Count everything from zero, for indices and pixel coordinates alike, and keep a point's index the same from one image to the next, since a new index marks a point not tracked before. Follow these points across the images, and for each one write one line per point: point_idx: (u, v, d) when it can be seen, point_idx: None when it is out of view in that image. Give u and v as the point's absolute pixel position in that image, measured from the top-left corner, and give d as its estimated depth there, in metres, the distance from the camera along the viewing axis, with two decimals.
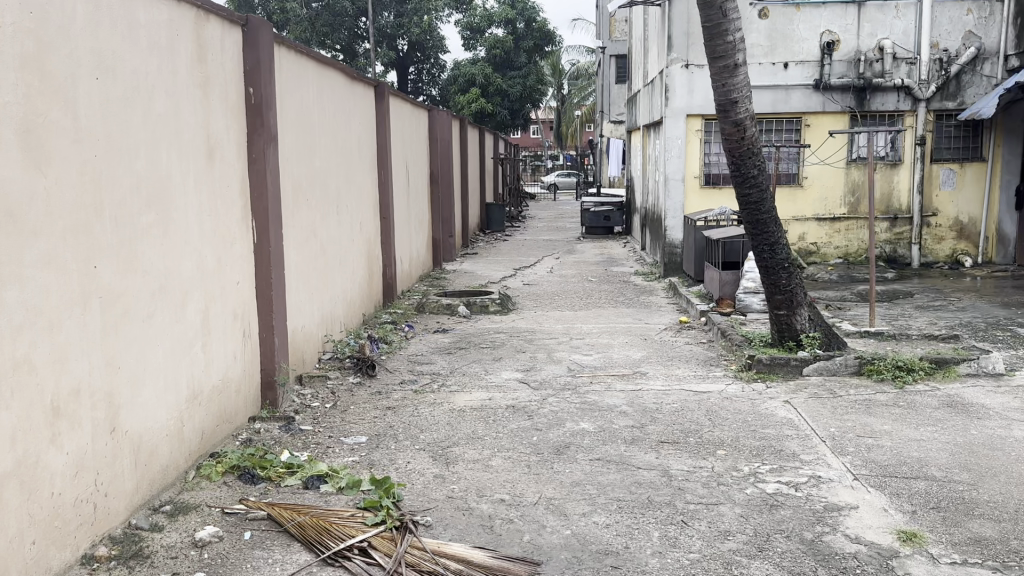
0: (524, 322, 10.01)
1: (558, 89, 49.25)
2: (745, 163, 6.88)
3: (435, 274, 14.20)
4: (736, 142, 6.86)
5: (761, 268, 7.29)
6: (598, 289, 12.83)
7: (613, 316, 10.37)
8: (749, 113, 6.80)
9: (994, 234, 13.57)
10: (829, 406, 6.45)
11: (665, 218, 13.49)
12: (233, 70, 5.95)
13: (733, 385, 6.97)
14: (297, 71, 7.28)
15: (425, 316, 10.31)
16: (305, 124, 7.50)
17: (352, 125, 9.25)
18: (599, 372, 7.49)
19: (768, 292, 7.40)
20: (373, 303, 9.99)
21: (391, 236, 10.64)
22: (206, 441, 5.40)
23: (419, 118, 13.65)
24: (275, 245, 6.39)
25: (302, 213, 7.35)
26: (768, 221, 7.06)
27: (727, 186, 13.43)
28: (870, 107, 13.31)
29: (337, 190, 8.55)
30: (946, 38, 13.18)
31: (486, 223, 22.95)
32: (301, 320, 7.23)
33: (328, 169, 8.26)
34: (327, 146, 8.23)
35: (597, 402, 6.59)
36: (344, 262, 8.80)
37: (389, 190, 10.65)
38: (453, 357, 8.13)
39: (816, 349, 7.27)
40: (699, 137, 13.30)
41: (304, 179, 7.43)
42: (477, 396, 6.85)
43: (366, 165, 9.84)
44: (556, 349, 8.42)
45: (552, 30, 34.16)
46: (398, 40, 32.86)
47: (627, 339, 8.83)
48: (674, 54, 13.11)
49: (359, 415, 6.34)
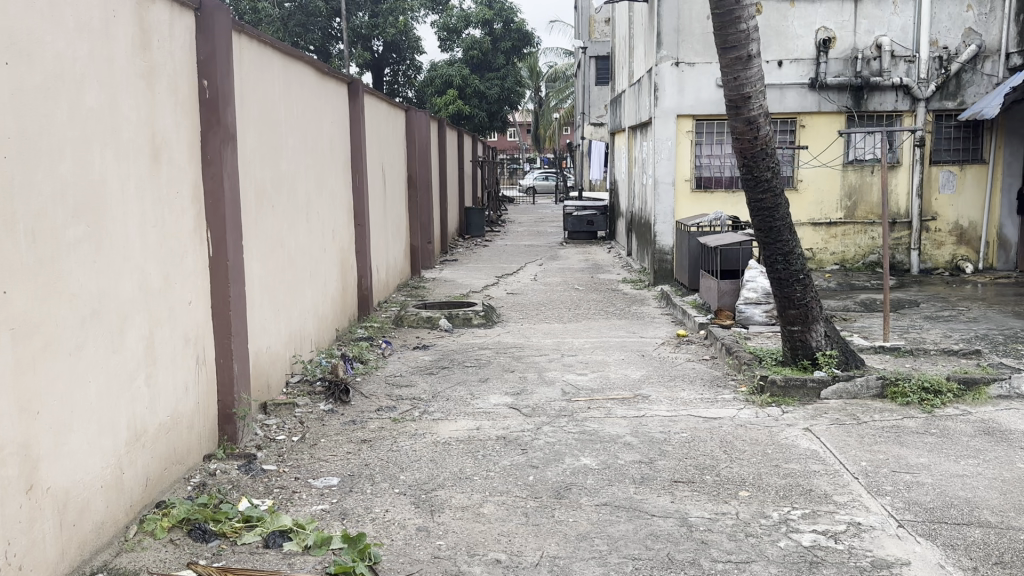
0: (510, 336, 9.30)
1: (536, 92, 48.59)
2: (759, 164, 6.27)
3: (413, 282, 13.47)
4: (749, 142, 6.23)
5: (773, 280, 6.66)
6: (586, 298, 12.16)
7: (605, 329, 9.70)
8: (763, 110, 6.18)
9: (995, 239, 13.07)
10: (854, 435, 5.83)
11: (655, 223, 12.84)
12: (185, 59, 5.20)
13: (745, 410, 6.33)
14: (260, 63, 6.53)
15: (404, 330, 9.58)
16: (269, 121, 6.76)
17: (324, 125, 8.51)
18: (596, 395, 6.81)
19: (781, 306, 6.78)
20: (347, 317, 9.25)
21: (368, 243, 9.91)
22: (151, 488, 4.65)
23: (396, 118, 12.94)
24: (234, 258, 5.65)
25: (267, 221, 6.61)
26: (783, 228, 6.44)
27: (719, 189, 12.83)
28: (867, 107, 12.79)
29: (307, 195, 7.82)
30: (945, 35, 12.69)
31: (466, 227, 22.24)
32: (265, 340, 6.48)
33: (297, 172, 7.53)
34: (295, 147, 7.49)
35: (599, 431, 5.90)
36: (315, 274, 8.06)
37: (365, 194, 9.92)
38: (435, 378, 7.40)
39: (834, 368, 6.66)
40: (690, 138, 12.65)
41: (269, 183, 6.69)
42: (464, 425, 6.13)
43: (340, 168, 9.11)
44: (548, 368, 7.72)
45: (530, 31, 33.54)
46: (373, 41, 32.10)
47: (623, 356, 8.17)
48: (664, 52, 12.47)
49: (330, 451, 5.61)
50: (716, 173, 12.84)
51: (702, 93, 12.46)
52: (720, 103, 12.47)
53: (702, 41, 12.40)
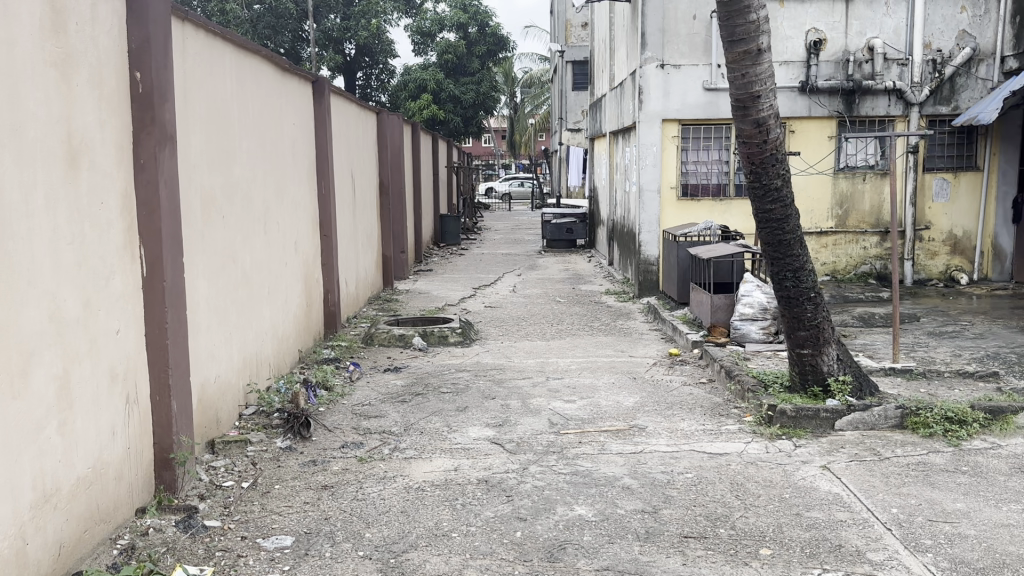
0: (489, 356, 8.57)
1: (511, 98, 47.96)
2: (767, 171, 5.64)
3: (385, 295, 12.71)
4: (756, 147, 5.61)
5: (781, 298, 6.03)
6: (569, 312, 11.48)
7: (591, 347, 9.03)
8: (773, 111, 5.56)
9: (990, 249, 12.60)
10: (878, 474, 5.21)
11: (640, 232, 12.22)
12: (112, 48, 4.46)
13: (754, 444, 5.69)
14: (205, 55, 5.79)
15: (374, 349, 8.84)
16: (218, 121, 6.02)
17: (286, 127, 7.79)
18: (587, 427, 6.12)
19: (789, 327, 6.13)
20: (312, 336, 8.52)
21: (335, 256, 9.17)
22: (65, 557, 3.90)
23: (366, 120, 12.22)
24: (174, 278, 4.90)
25: (215, 234, 5.87)
26: (793, 242, 5.82)
27: (706, 198, 12.19)
28: (860, 111, 12.26)
29: (266, 205, 7.10)
30: (938, 37, 12.21)
31: (441, 235, 21.48)
32: (210, 368, 5.73)
33: (254, 179, 6.81)
34: (250, 150, 6.76)
35: (593, 472, 5.21)
36: (275, 291, 7.33)
37: (332, 202, 9.18)
38: (407, 407, 6.65)
39: (847, 396, 6.04)
40: (676, 144, 12.03)
41: (218, 191, 5.95)
42: (441, 464, 5.40)
43: (304, 175, 8.38)
44: (532, 394, 7.01)
45: (505, 36, 32.86)
46: (345, 44, 31.21)
47: (613, 380, 7.48)
48: (648, 53, 11.79)
49: (286, 501, 4.89)
50: (703, 181, 12.22)
51: (688, 96, 11.86)
52: (707, 107, 11.88)
53: (688, 42, 11.75)
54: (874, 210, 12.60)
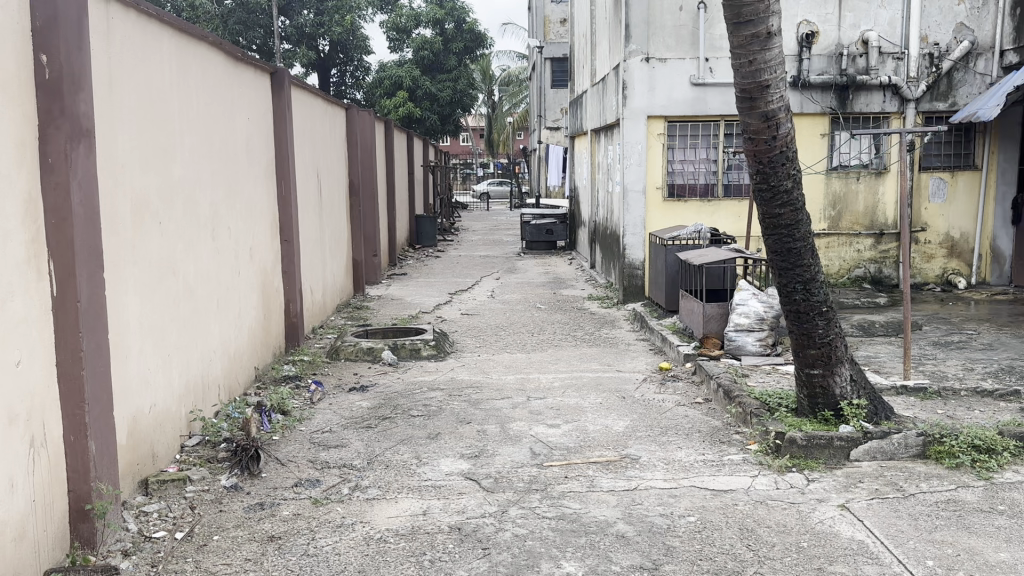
0: (465, 372, 7.87)
1: (488, 96, 47.31)
2: (776, 171, 5.02)
3: (355, 302, 11.97)
4: (764, 143, 4.98)
5: (790, 313, 5.41)
6: (551, 320, 10.81)
7: (575, 360, 8.36)
8: (783, 103, 4.93)
9: (988, 252, 12.12)
10: (905, 515, 4.59)
11: (623, 235, 11.58)
12: (9, 25, 3.71)
13: (761, 479, 5.06)
14: (136, 38, 5.04)
15: (340, 364, 8.13)
16: (153, 114, 5.27)
17: (238, 122, 7.06)
18: (573, 457, 5.45)
19: (798, 345, 5.51)
20: (271, 351, 7.80)
21: (297, 263, 8.45)
22: None
23: (334, 116, 11.48)
24: (92, 297, 4.16)
25: (147, 242, 5.13)
26: (803, 250, 5.19)
27: (694, 198, 11.57)
28: (853, 108, 11.72)
29: (215, 209, 6.38)
30: (935, 31, 11.72)
31: (417, 236, 20.72)
32: (143, 396, 5.02)
33: (200, 180, 6.09)
34: (195, 147, 6.01)
35: (581, 517, 4.54)
36: (226, 305, 6.61)
37: (293, 204, 8.44)
38: (372, 435, 5.94)
39: (862, 422, 5.45)
40: (662, 142, 11.37)
41: (152, 193, 5.23)
42: (408, 507, 4.70)
43: (260, 175, 7.64)
44: (512, 418, 6.31)
45: (483, 32, 32.15)
46: (319, 40, 30.29)
47: (600, 400, 6.80)
48: (633, 46, 11.11)
49: (224, 558, 4.18)
50: (690, 181, 11.59)
51: (675, 91, 11.21)
52: (694, 103, 11.22)
53: (674, 35, 11.12)
54: (868, 210, 12.07)
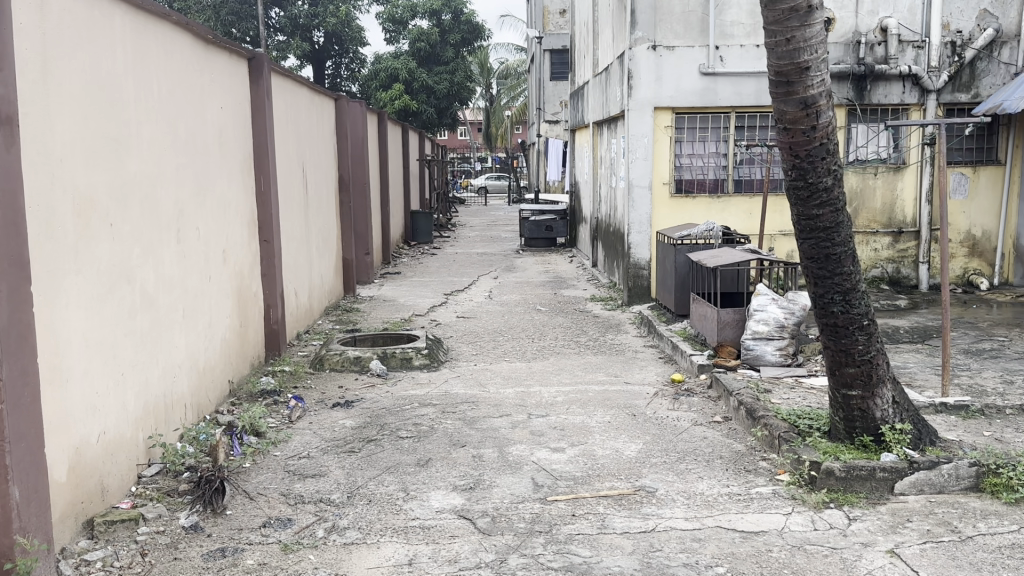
0: (459, 385, 7.22)
1: (486, 89, 46.61)
2: (814, 166, 4.42)
3: (344, 305, 11.31)
4: (801, 134, 4.37)
5: (825, 327, 4.79)
6: (552, 324, 10.17)
7: (580, 371, 7.72)
8: (824, 89, 4.32)
9: (1012, 251, 11.48)
10: (965, 563, 3.96)
11: (628, 233, 10.91)
12: None
13: (796, 517, 4.44)
14: (78, 13, 4.38)
15: (325, 375, 7.48)
16: (102, 100, 4.62)
17: (210, 110, 6.42)
18: (580, 487, 4.84)
19: (834, 362, 4.89)
20: (248, 362, 7.17)
21: (278, 264, 7.81)
22: None
23: (321, 108, 10.81)
24: (12, 314, 3.51)
25: (95, 247, 4.49)
26: (843, 256, 4.58)
27: (703, 194, 10.92)
28: (871, 99, 11.09)
29: (180, 207, 5.74)
30: (957, 18, 11.07)
31: (412, 233, 20.06)
32: (90, 423, 4.39)
33: (162, 174, 5.44)
34: (156, 139, 5.35)
35: (592, 569, 3.90)
36: (195, 313, 5.98)
37: (274, 201, 7.79)
38: (354, 462, 5.30)
39: (906, 450, 4.84)
40: (669, 134, 10.72)
41: (102, 191, 4.59)
42: (391, 555, 4.07)
43: (236, 170, 6.99)
44: (511, 440, 5.67)
45: (480, 23, 31.45)
46: (314, 31, 29.47)
47: (609, 418, 6.17)
48: (639, 33, 10.43)
49: None
50: (699, 175, 10.92)
51: (683, 81, 10.54)
52: (703, 94, 10.56)
53: (682, 21, 10.45)
54: (885, 208, 11.44)
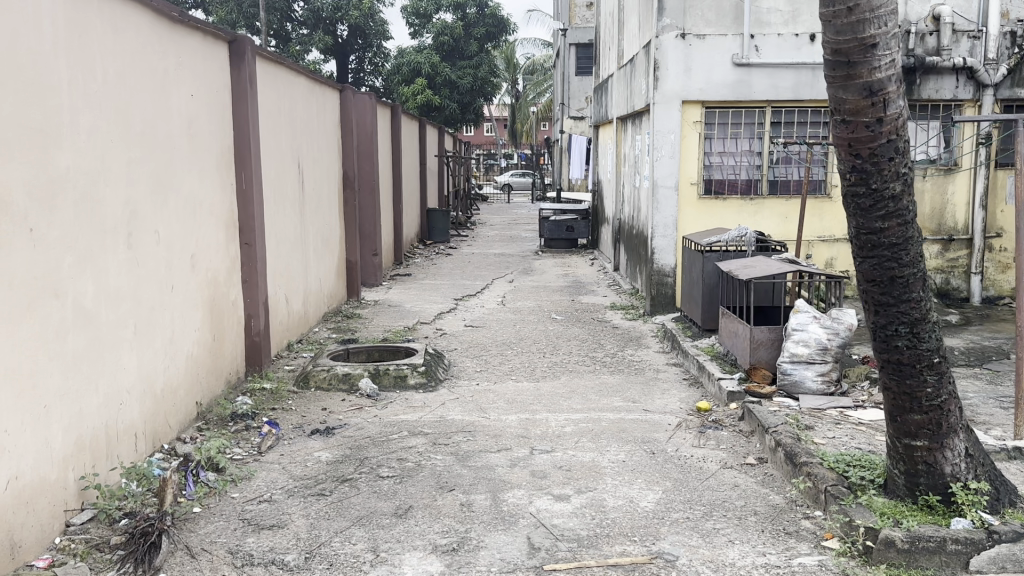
0: (457, 409, 6.41)
1: (512, 85, 45.76)
2: (880, 169, 3.57)
3: (346, 311, 10.57)
4: (864, 129, 3.52)
5: (885, 365, 3.94)
6: (568, 336, 9.35)
7: (595, 394, 6.89)
8: (893, 74, 3.47)
9: None
10: None
11: (652, 237, 10.06)
12: None
13: None
14: None
15: (311, 395, 6.73)
16: (21, 77, 3.87)
17: (177, 97, 5.67)
18: (585, 551, 4.02)
19: (894, 407, 4.04)
20: (222, 379, 6.43)
21: (260, 270, 7.08)
22: None
23: (323, 99, 10.07)
24: None
25: (7, 255, 3.75)
26: (911, 280, 3.73)
27: (734, 196, 10.03)
28: (920, 95, 10.14)
29: (133, 206, 5.01)
30: (1018, 6, 10.07)
31: (428, 232, 19.31)
32: None
33: (108, 170, 4.70)
34: (101, 126, 4.62)
35: None
36: (151, 328, 5.24)
37: (257, 198, 7.06)
38: (321, 509, 4.53)
39: (982, 514, 3.98)
40: (698, 131, 9.83)
41: (20, 189, 3.86)
42: None
43: (210, 164, 6.25)
44: (508, 484, 4.85)
45: (506, 17, 30.66)
46: (337, 25, 28.82)
47: (624, 456, 5.34)
48: (666, 20, 9.57)
49: None
50: (730, 175, 10.04)
51: (714, 73, 9.64)
52: (736, 87, 9.66)
53: (715, 7, 9.56)
54: (934, 214, 10.49)
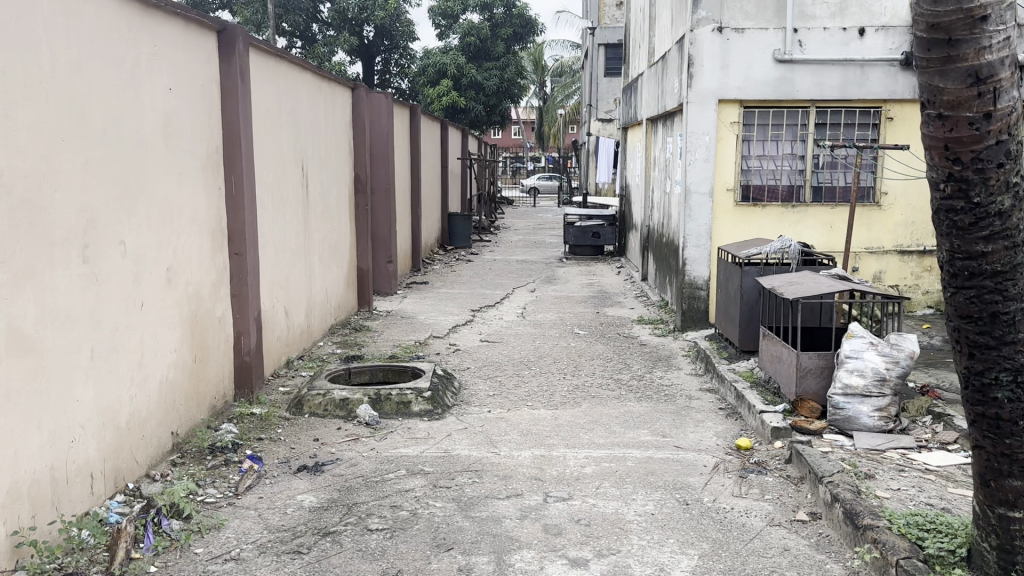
0: (464, 443, 5.70)
1: (540, 87, 45.05)
2: (984, 178, 2.82)
3: (355, 322, 9.93)
4: (966, 126, 2.78)
5: (977, 420, 3.17)
6: (591, 354, 8.61)
7: (621, 426, 6.15)
8: (1005, 54, 2.73)
9: None
10: None
11: (684, 247, 9.28)
12: None
13: None
14: None
15: (303, 422, 6.07)
16: None
17: (152, 91, 5.04)
18: None
19: (986, 470, 3.26)
20: (205, 404, 5.80)
21: (251, 283, 6.44)
22: None
23: (332, 96, 9.43)
24: None
25: None
26: (1018, 318, 2.97)
27: (774, 203, 9.25)
28: None
29: (91, 214, 4.38)
30: None
31: (449, 237, 18.66)
32: None
33: (56, 173, 4.06)
34: (46, 120, 3.97)
35: None
36: (114, 353, 4.60)
37: (249, 204, 6.42)
38: (295, 572, 3.86)
39: None
40: (736, 132, 9.04)
41: None
42: None
43: (192, 166, 5.62)
44: (516, 543, 4.14)
45: (533, 17, 29.94)
46: (363, 26, 28.28)
47: (653, 507, 4.60)
48: (703, 12, 8.72)
49: None
50: (770, 181, 9.25)
51: (755, 69, 8.86)
52: (778, 85, 8.89)
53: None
54: None
